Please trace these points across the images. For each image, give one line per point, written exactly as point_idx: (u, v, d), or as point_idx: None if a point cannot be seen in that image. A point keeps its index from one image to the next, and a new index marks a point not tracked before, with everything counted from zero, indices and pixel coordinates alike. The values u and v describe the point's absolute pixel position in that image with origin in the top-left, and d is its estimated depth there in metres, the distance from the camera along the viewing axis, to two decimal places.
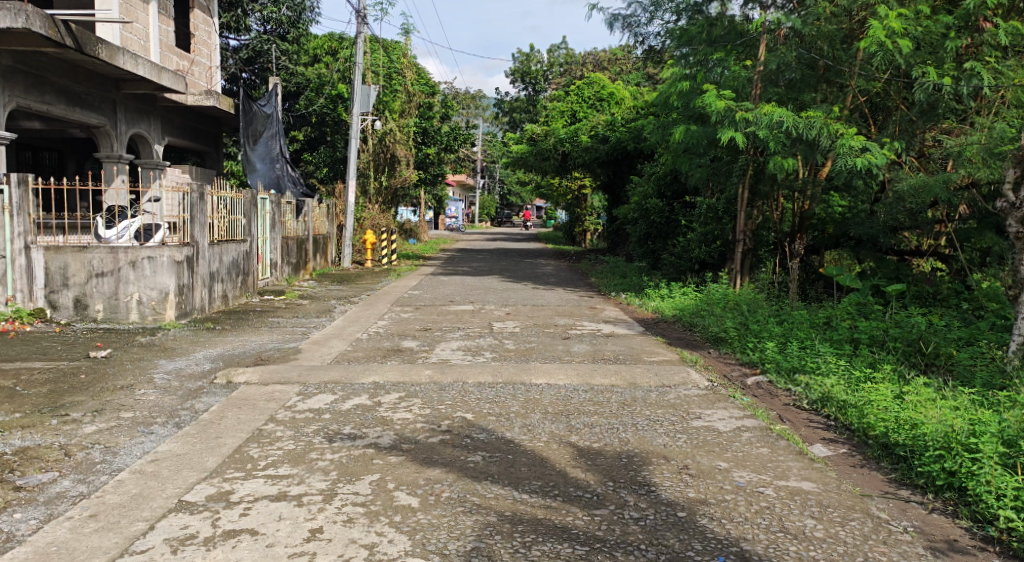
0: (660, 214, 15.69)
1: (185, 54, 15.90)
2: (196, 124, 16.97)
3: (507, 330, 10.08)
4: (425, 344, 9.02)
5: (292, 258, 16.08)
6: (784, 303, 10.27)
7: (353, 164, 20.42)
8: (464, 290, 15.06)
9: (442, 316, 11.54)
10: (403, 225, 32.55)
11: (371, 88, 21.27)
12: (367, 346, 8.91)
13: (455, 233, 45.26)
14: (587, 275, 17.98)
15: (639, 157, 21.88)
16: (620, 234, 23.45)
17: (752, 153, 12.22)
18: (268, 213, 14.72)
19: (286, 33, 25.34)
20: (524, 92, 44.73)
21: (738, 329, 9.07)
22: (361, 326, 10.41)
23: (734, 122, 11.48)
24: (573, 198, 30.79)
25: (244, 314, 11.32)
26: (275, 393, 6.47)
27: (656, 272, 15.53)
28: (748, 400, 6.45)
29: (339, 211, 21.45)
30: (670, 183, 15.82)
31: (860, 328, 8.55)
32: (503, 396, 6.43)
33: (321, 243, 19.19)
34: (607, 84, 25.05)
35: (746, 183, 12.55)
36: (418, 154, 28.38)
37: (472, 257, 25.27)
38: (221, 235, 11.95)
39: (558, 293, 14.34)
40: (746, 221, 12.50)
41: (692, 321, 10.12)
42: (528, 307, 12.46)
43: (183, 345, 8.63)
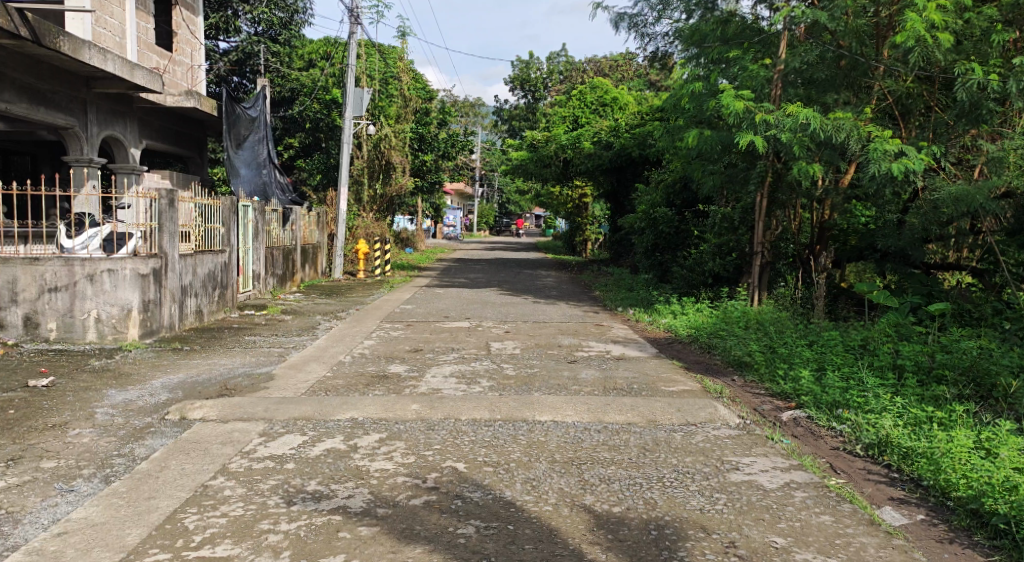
0: (668, 224, 14.77)
1: (165, 53, 15.03)
2: (177, 126, 16.06)
3: (506, 352, 9.14)
4: (416, 369, 8.08)
5: (277, 269, 15.12)
6: (810, 322, 9.34)
7: (346, 171, 19.46)
8: (460, 304, 14.10)
9: (436, 334, 10.60)
10: (398, 234, 31.65)
11: (365, 91, 20.45)
12: (349, 371, 7.96)
13: (452, 242, 44.42)
14: (590, 288, 17.05)
15: (643, 165, 21.01)
16: (624, 244, 22.54)
17: (770, 159, 11.32)
18: (251, 221, 13.74)
19: (278, 35, 24.30)
20: (523, 100, 44.03)
21: (765, 353, 8.13)
22: (347, 346, 9.48)
23: (753, 125, 10.56)
24: (574, 206, 29.94)
25: (219, 331, 10.38)
26: (233, 433, 5.50)
27: (664, 285, 14.59)
28: (789, 444, 5.50)
29: (330, 220, 20.52)
30: (680, 192, 14.90)
31: (903, 353, 7.63)
32: (502, 439, 5.47)
33: (310, 253, 18.27)
34: (610, 89, 24.23)
35: (764, 191, 11.63)
36: (414, 161, 27.51)
37: (470, 267, 24.36)
38: (195, 246, 10.99)
39: (560, 309, 13.40)
40: (764, 232, 11.57)
41: (709, 342, 9.19)
42: (530, 325, 11.51)
43: (142, 370, 7.68)
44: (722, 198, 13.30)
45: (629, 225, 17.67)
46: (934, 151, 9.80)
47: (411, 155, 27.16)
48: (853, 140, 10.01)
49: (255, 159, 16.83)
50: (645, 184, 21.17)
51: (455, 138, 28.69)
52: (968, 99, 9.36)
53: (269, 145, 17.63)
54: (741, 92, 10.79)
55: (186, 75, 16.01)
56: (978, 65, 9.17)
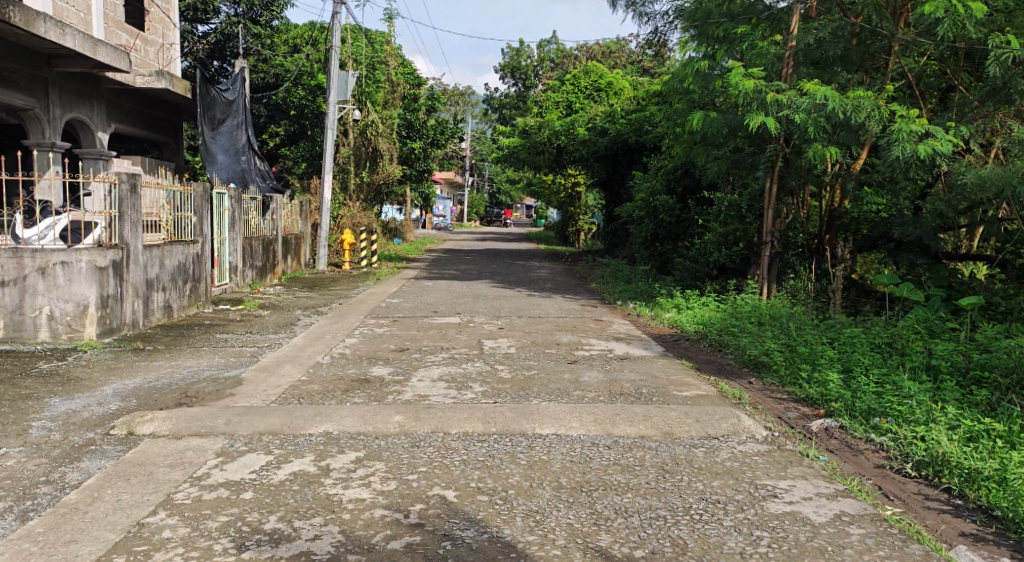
0: (670, 213, 14.05)
1: (137, 31, 14.17)
2: (150, 110, 15.20)
3: (500, 351, 8.40)
4: (401, 371, 7.32)
5: (256, 261, 14.33)
6: (829, 318, 8.65)
7: (330, 158, 18.60)
8: (450, 298, 13.35)
9: (424, 331, 9.86)
10: (386, 224, 30.81)
11: (351, 74, 19.73)
12: (327, 375, 7.21)
13: (442, 233, 43.65)
14: (586, 280, 16.31)
15: (639, 152, 20.31)
16: (619, 234, 21.85)
17: (780, 142, 10.60)
18: (227, 210, 12.89)
19: (258, 16, 23.72)
20: (514, 88, 43.25)
21: (783, 353, 7.42)
22: (326, 344, 8.71)
23: (765, 105, 9.82)
24: (566, 196, 29.23)
25: (188, 328, 9.59)
26: (185, 453, 4.73)
27: (665, 277, 13.86)
28: (828, 461, 4.81)
29: (314, 209, 19.67)
30: (682, 179, 14.17)
31: (936, 352, 6.96)
32: (499, 458, 4.74)
33: (293, 244, 17.45)
34: (605, 74, 23.51)
35: (774, 176, 10.91)
36: (402, 149, 26.69)
37: (461, 259, 23.65)
38: (163, 235, 10.18)
39: (557, 302, 12.66)
40: (774, 220, 10.83)
41: (719, 340, 8.48)
42: (525, 320, 10.78)
43: (95, 374, 6.89)
44: (727, 184, 12.58)
45: (626, 214, 16.95)
46: (962, 131, 9.12)
47: (399, 143, 26.33)
48: (874, 121, 9.30)
49: (233, 145, 16.16)
50: (642, 172, 20.47)
51: (444, 125, 27.90)
52: (1001, 75, 8.69)
53: (248, 131, 16.97)
54: (752, 70, 10.04)
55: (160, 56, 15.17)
56: (1013, 38, 8.50)
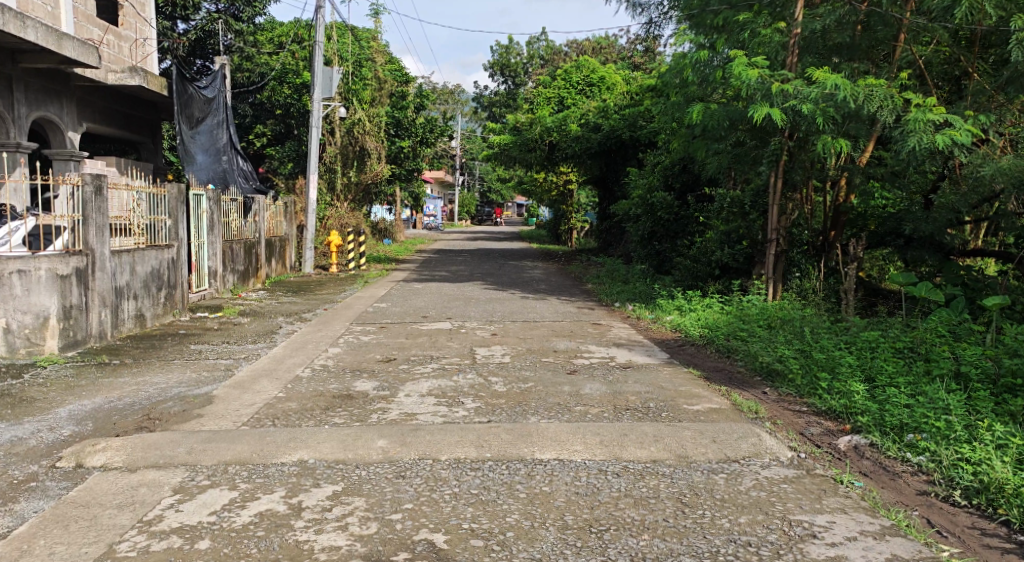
0: (668, 211, 13.53)
1: (109, 26, 13.54)
2: (125, 108, 14.59)
3: (494, 360, 7.86)
4: (387, 385, 6.76)
5: (238, 265, 13.73)
6: (843, 320, 8.15)
7: (315, 157, 18.00)
8: (441, 301, 12.79)
9: (413, 338, 9.30)
10: (376, 225, 30.20)
11: (335, 71, 18.83)
12: (307, 390, 6.63)
13: (432, 232, 43.08)
14: (581, 281, 15.77)
15: (634, 148, 19.81)
16: (614, 232, 21.33)
17: (785, 135, 10.10)
18: (206, 212, 12.28)
19: (240, 12, 22.95)
20: (503, 86, 42.69)
21: (799, 360, 6.89)
22: (307, 355, 8.14)
23: (770, 96, 9.30)
24: (559, 194, 28.73)
25: (160, 338, 9.00)
26: (137, 490, 4.16)
27: (664, 277, 13.34)
28: (865, 487, 4.30)
29: (299, 210, 19.06)
30: (680, 175, 13.66)
31: (964, 357, 6.47)
32: (496, 490, 4.20)
33: (277, 246, 16.86)
34: (597, 69, 22.99)
35: (779, 170, 10.37)
36: (391, 147, 26.11)
37: (452, 259, 23.09)
38: (133, 239, 9.58)
39: (552, 305, 12.12)
40: (779, 217, 10.33)
41: (727, 345, 7.96)
42: (519, 325, 10.23)
43: (51, 394, 6.30)
44: (728, 180, 12.07)
45: (622, 212, 16.43)
46: (980, 121, 8.65)
47: (387, 141, 25.75)
48: (886, 111, 8.81)
49: (213, 145, 15.59)
50: (636, 168, 19.96)
51: (433, 123, 27.34)
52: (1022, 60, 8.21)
53: (229, 130, 16.40)
54: (755, 59, 9.52)
55: (136, 52, 14.54)
56: None
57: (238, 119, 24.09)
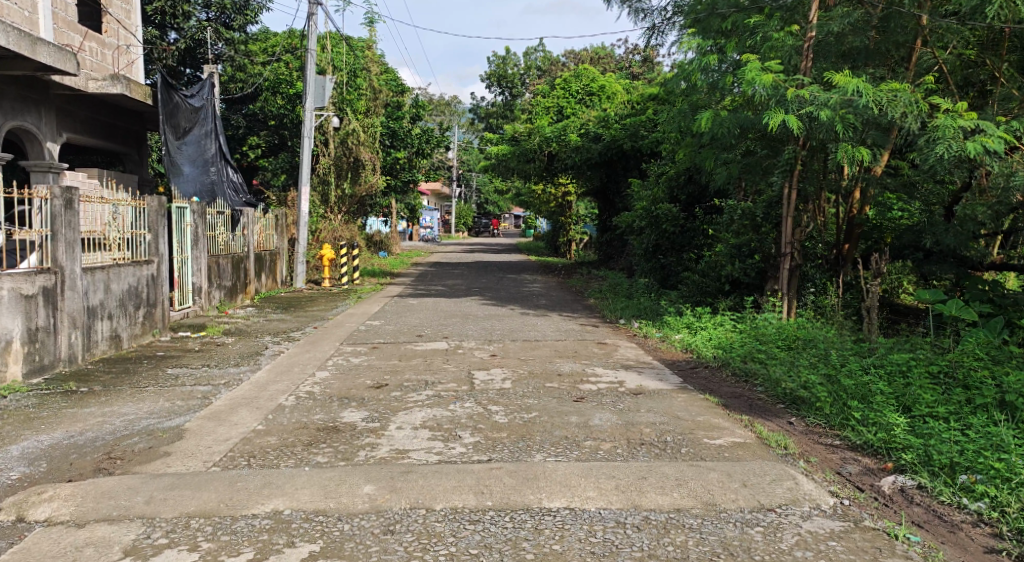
0: (674, 223, 13.01)
1: (92, 33, 13.00)
2: (107, 118, 14.06)
3: (494, 384, 7.28)
4: (377, 415, 6.19)
5: (224, 281, 13.16)
6: (868, 341, 7.61)
7: (307, 168, 17.47)
8: (438, 318, 12.21)
9: (407, 360, 8.74)
10: (371, 237, 29.68)
11: (328, 79, 18.27)
12: (289, 421, 6.05)
13: (429, 245, 42.54)
14: (582, 295, 15.23)
15: (635, 158, 19.34)
16: (615, 244, 20.79)
17: (799, 143, 9.59)
18: (190, 226, 11.70)
19: (231, 21, 22.07)
20: (500, 97, 42.27)
21: (825, 386, 6.34)
22: (292, 379, 7.56)
23: (785, 102, 8.80)
24: (557, 206, 28.25)
25: (136, 361, 8.40)
26: (81, 553, 3.58)
27: (670, 292, 12.79)
28: (925, 543, 3.76)
29: (291, 223, 18.50)
30: (685, 186, 13.14)
31: (1009, 382, 5.93)
32: (499, 550, 3.62)
33: (268, 261, 16.32)
34: (596, 78, 22.54)
35: (793, 181, 9.83)
36: (386, 159, 25.61)
37: (449, 273, 22.54)
38: (110, 255, 9.03)
39: (554, 323, 11.56)
40: (793, 229, 9.81)
41: (744, 369, 7.41)
42: (520, 344, 9.66)
43: (6, 429, 5.71)
44: (736, 191, 11.56)
45: (624, 225, 15.91)
46: (1012, 127, 8.27)
47: (383, 152, 25.26)
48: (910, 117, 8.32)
49: (201, 156, 15.06)
50: (638, 179, 19.48)
51: (429, 134, 26.87)
52: None
53: (218, 140, 15.89)
54: (769, 63, 9.02)
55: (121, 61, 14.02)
56: None
57: (231, 131, 23.58)
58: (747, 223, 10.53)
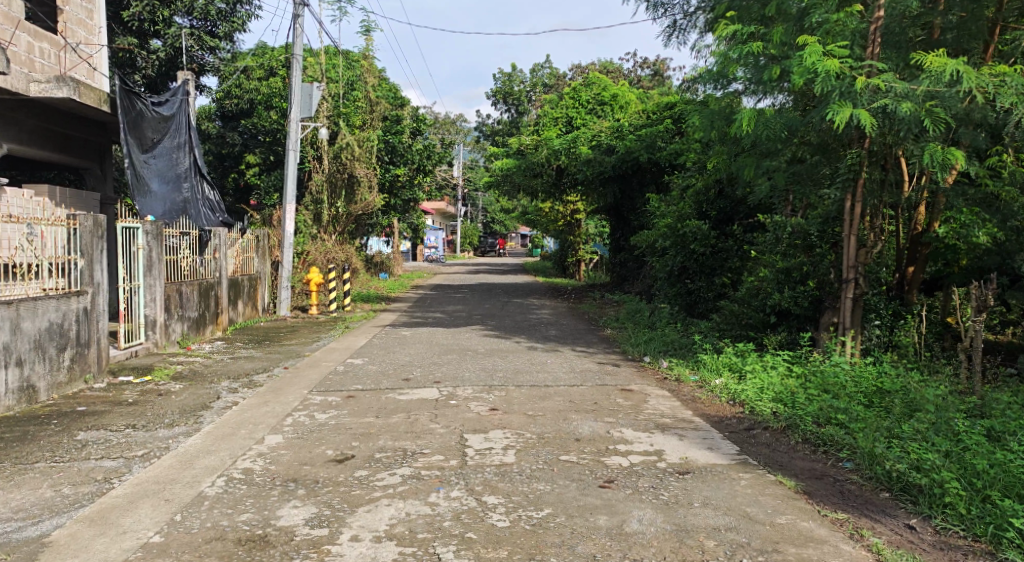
0: (703, 242, 11.30)
1: (42, 32, 11.43)
2: (60, 128, 12.48)
3: (493, 458, 5.55)
4: (327, 514, 4.46)
5: (189, 311, 11.50)
6: (980, 396, 5.90)
7: (292, 184, 15.91)
8: (432, 354, 10.51)
9: (385, 417, 7.01)
10: (370, 258, 28.09)
11: (315, 86, 16.67)
12: (203, 525, 4.33)
13: (434, 265, 40.94)
14: (597, 324, 13.51)
15: (651, 172, 17.70)
16: (631, 265, 19.07)
17: (864, 145, 7.91)
18: (142, 249, 10.02)
19: (216, 28, 20.39)
20: (506, 114, 40.82)
21: (949, 470, 4.62)
22: (231, 449, 5.83)
23: (853, 94, 7.21)
24: (565, 223, 26.68)
25: (44, 422, 6.66)
26: None
27: (700, 324, 11.04)
28: None
29: (274, 244, 16.84)
30: (716, 200, 11.46)
31: None
32: None
33: (246, 286, 14.70)
34: (609, 86, 20.87)
35: (858, 192, 8.07)
36: (386, 176, 24.06)
37: (450, 296, 20.89)
38: (23, 287, 7.45)
39: (567, 361, 9.83)
40: (858, 251, 8.09)
41: (821, 437, 5.65)
42: (527, 392, 7.93)
43: None
44: (781, 205, 9.90)
45: (643, 245, 14.22)
46: None
47: (381, 169, 23.70)
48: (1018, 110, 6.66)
49: (171, 171, 13.42)
50: (655, 195, 17.82)
51: (431, 149, 25.33)
52: None
53: (192, 153, 14.28)
54: (833, 47, 7.37)
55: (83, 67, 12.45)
56: None
57: (226, 148, 22.65)
58: (799, 244, 8.80)
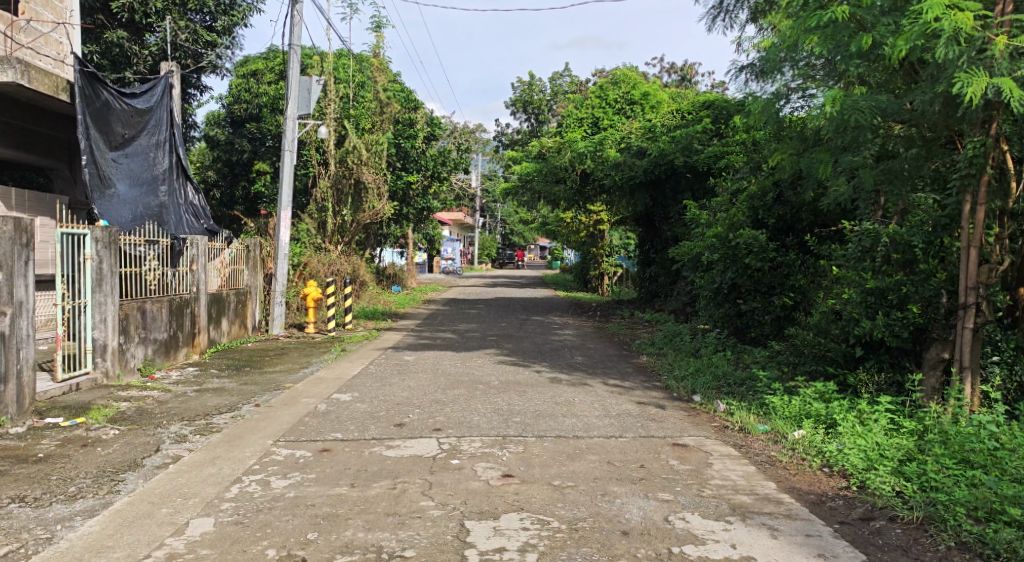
0: (761, 256, 9.51)
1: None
2: (20, 122, 10.99)
3: None
4: None
5: (156, 332, 9.86)
6: None
7: (287, 187, 14.33)
8: (437, 388, 8.74)
9: (365, 486, 5.25)
10: (380, 270, 26.50)
11: (314, 81, 15.13)
12: None
13: (449, 278, 39.28)
14: (630, 349, 11.70)
15: (686, 178, 15.89)
16: (665, 280, 17.22)
17: (989, 130, 6.19)
18: (92, 259, 8.48)
19: (215, 23, 18.79)
20: (526, 123, 39.25)
21: None
22: (133, 551, 4.10)
23: (987, 57, 5.65)
24: (588, 235, 24.90)
25: None
26: None
27: (761, 355, 9.18)
28: None
29: (267, 256, 15.23)
30: (773, 206, 9.69)
31: None
32: None
33: (233, 303, 13.06)
34: (638, 84, 19.25)
35: (981, 194, 6.26)
36: (397, 183, 22.39)
37: (465, 313, 19.18)
38: None
39: (599, 401, 8.00)
40: (978, 268, 6.30)
41: (990, 543, 3.91)
42: (553, 448, 6.14)
43: None
44: (866, 209, 8.16)
45: (683, 258, 12.40)
46: None
47: (392, 175, 22.05)
48: None
49: (145, 174, 11.81)
50: (691, 202, 16.01)
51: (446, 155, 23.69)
52: None
53: (173, 155, 12.71)
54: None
55: (50, 54, 10.95)
56: None
57: (235, 155, 21.94)
58: (896, 258, 7.02)
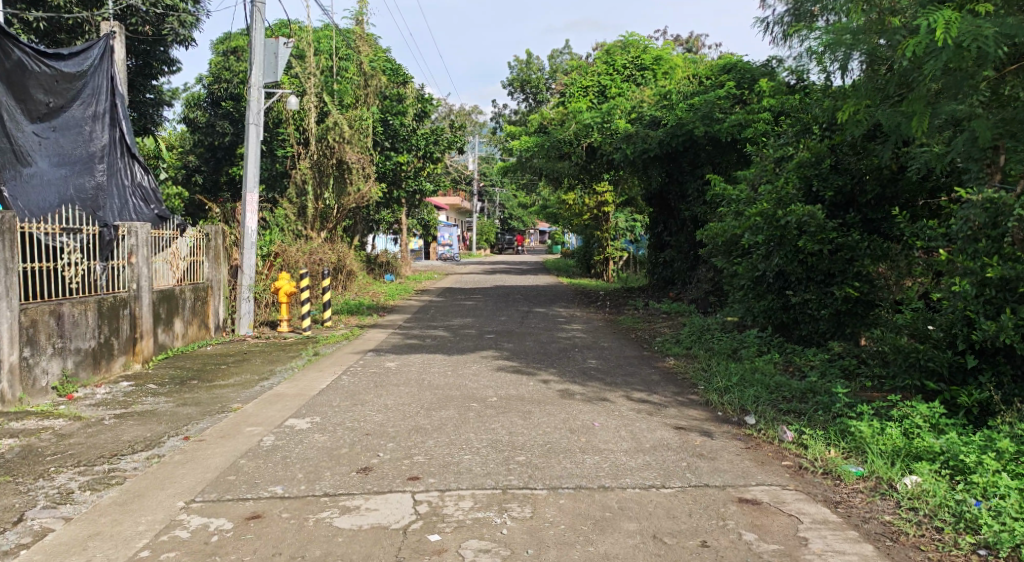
0: (818, 237, 7.73)
1: None
2: None
3: None
4: None
5: (79, 340, 8.08)
6: None
7: (252, 166, 12.51)
8: (421, 407, 6.95)
9: None
10: (371, 258, 24.72)
11: (282, 43, 13.15)
12: None
13: (448, 265, 37.42)
14: (654, 349, 9.92)
15: (706, 149, 14.09)
16: (683, 265, 15.49)
17: None
18: None
19: None
20: (523, 104, 37.34)
21: None
22: None
23: None
24: (591, 217, 23.09)
25: None
26: None
27: (820, 362, 7.42)
28: None
29: (233, 245, 13.43)
30: (831, 176, 7.92)
31: None
32: None
33: (189, 301, 11.28)
34: (648, 47, 17.46)
35: None
36: (386, 164, 20.54)
37: (461, 304, 17.44)
38: None
39: (626, 426, 6.21)
40: None
41: None
42: (576, 511, 4.38)
43: None
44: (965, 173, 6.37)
45: (712, 241, 10.60)
46: None
47: (380, 155, 20.21)
48: None
49: (74, 151, 10.00)
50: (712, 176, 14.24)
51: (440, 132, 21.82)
52: None
53: (114, 131, 10.89)
54: None
55: None
56: None
57: (214, 138, 20.07)
58: None
